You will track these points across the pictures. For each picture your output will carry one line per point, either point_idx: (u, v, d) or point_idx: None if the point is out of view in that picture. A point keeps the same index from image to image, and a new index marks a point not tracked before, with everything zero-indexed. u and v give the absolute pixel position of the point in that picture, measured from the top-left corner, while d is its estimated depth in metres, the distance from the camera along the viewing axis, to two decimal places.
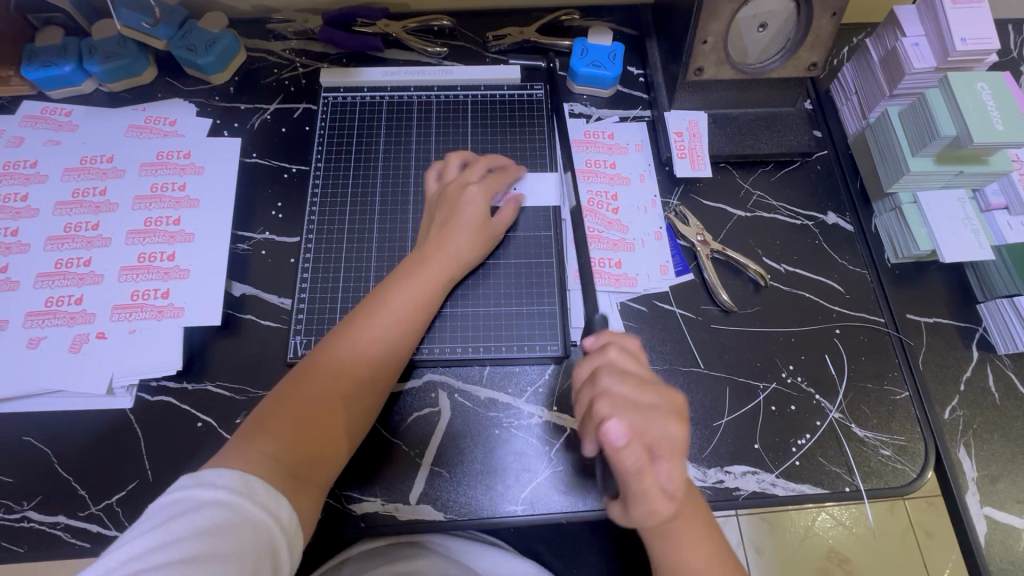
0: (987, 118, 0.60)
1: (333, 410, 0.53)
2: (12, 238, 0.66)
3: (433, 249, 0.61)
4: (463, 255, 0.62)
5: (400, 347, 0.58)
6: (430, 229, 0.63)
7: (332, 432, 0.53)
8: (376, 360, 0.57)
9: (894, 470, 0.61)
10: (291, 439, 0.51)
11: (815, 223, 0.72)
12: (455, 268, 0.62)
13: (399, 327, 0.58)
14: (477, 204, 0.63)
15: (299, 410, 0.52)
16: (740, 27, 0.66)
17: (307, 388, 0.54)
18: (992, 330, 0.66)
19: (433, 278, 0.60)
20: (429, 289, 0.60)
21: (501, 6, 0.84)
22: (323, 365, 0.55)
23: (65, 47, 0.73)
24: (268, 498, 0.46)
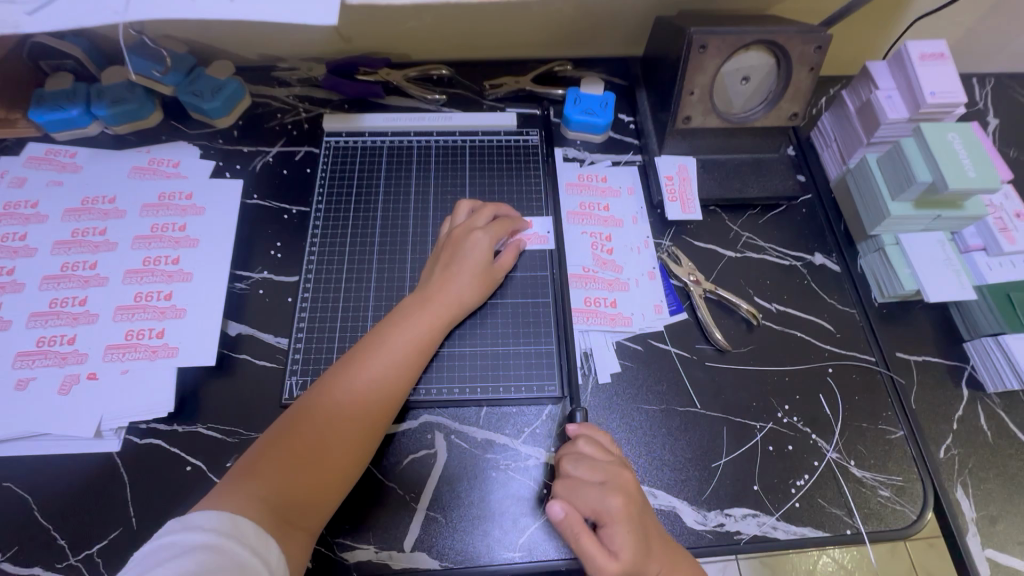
0: (960, 166, 0.63)
1: (327, 452, 0.53)
2: (8, 277, 0.65)
3: (436, 292, 0.62)
4: (462, 299, 0.63)
5: (398, 388, 0.58)
6: (433, 271, 0.64)
7: (327, 474, 0.53)
8: (376, 401, 0.56)
9: (894, 512, 0.60)
10: (282, 480, 0.50)
11: (803, 263, 0.74)
12: (454, 309, 0.63)
13: (399, 367, 0.58)
14: (482, 249, 0.65)
15: (292, 453, 0.52)
16: (725, 80, 0.70)
17: (302, 429, 0.53)
18: (979, 369, 0.67)
19: (433, 319, 0.61)
20: (427, 330, 0.60)
21: (498, 58, 0.88)
22: (321, 405, 0.55)
23: (74, 92, 0.76)
24: (258, 540, 0.45)
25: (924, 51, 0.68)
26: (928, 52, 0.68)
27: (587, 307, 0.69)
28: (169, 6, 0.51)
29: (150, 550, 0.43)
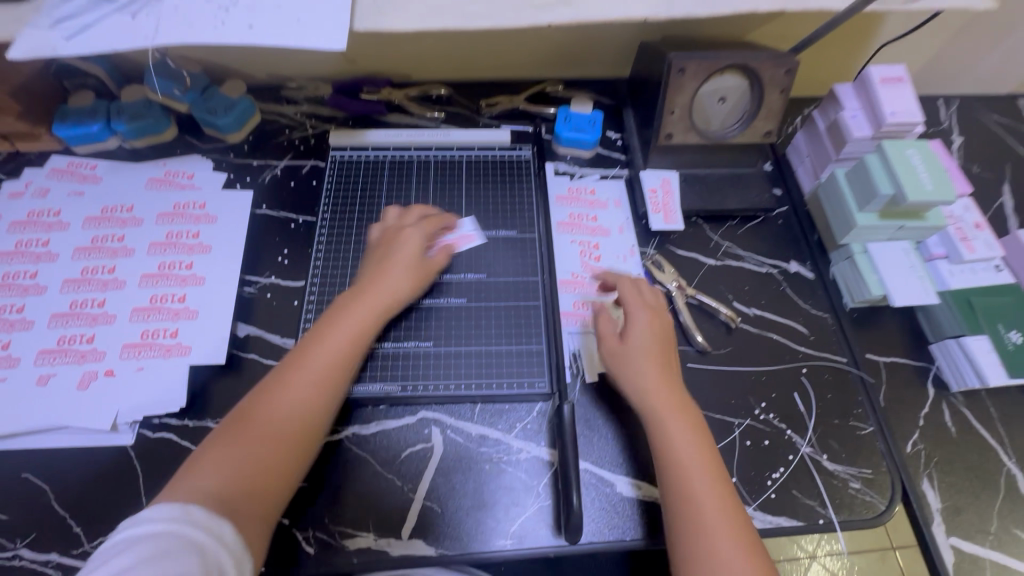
0: (917, 180, 0.68)
1: (271, 444, 0.54)
2: (31, 280, 0.70)
3: (369, 285, 0.65)
4: (397, 291, 0.66)
5: (341, 378, 0.60)
6: (368, 268, 0.68)
7: (274, 464, 0.54)
8: (318, 392, 0.58)
9: (864, 502, 0.64)
10: (230, 474, 0.51)
11: (779, 270, 0.79)
12: (391, 302, 0.65)
13: (340, 359, 0.60)
14: (415, 242, 0.69)
15: (235, 448, 0.53)
16: (703, 100, 0.76)
17: (245, 425, 0.54)
18: (944, 369, 0.72)
19: (368, 312, 0.63)
20: (362, 321, 0.63)
21: (493, 78, 0.94)
22: (262, 400, 0.56)
23: (95, 109, 0.81)
24: (209, 522, 0.47)
25: (885, 75, 0.74)
26: (889, 75, 0.74)
27: (575, 310, 0.73)
28: (193, 33, 0.57)
29: (109, 545, 0.45)
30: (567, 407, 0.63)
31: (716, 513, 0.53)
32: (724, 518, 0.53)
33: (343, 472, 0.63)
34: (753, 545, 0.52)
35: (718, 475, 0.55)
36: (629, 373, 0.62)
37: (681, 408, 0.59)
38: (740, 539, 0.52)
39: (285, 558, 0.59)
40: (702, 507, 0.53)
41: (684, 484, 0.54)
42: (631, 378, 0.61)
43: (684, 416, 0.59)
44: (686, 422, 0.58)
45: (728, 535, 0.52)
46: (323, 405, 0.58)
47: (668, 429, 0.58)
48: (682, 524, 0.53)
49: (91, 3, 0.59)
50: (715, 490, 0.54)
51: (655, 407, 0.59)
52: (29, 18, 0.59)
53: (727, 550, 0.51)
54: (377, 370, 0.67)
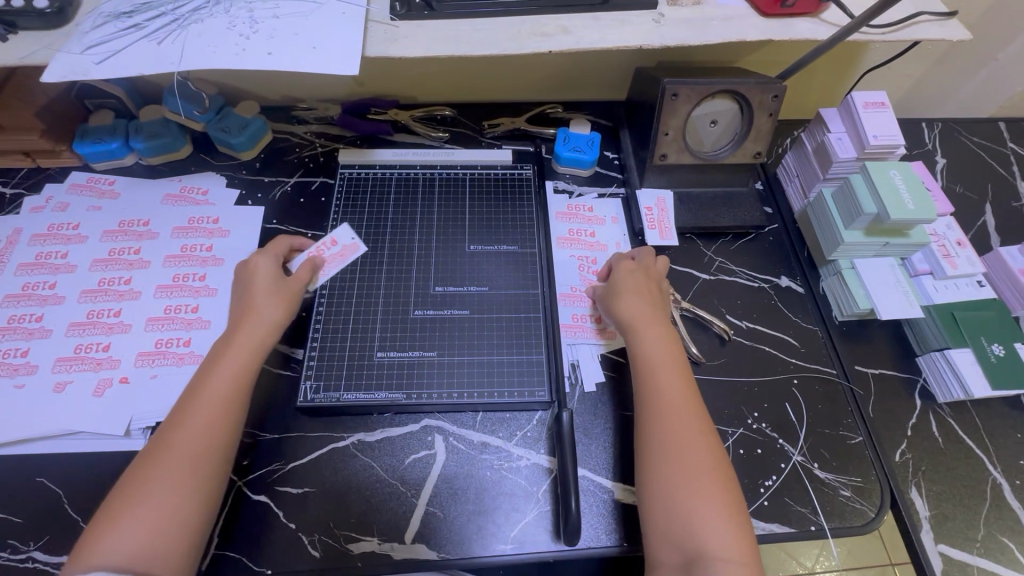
0: (899, 199, 0.72)
1: (171, 494, 0.53)
2: (50, 290, 0.73)
3: (239, 321, 0.64)
4: (268, 318, 0.65)
5: (231, 413, 0.58)
6: (236, 304, 0.67)
7: (182, 509, 0.52)
8: (210, 431, 0.56)
9: (854, 510, 0.66)
10: (135, 528, 0.50)
11: (771, 285, 0.82)
12: (262, 325, 0.65)
13: (226, 393, 0.59)
14: (269, 268, 0.69)
15: (132, 506, 0.51)
16: (696, 123, 0.79)
17: (140, 479, 0.53)
18: (930, 381, 0.74)
19: (241, 346, 0.62)
20: (239, 355, 0.61)
21: (496, 101, 0.98)
22: (156, 450, 0.55)
23: (115, 128, 0.84)
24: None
25: (868, 100, 0.78)
26: (871, 100, 0.78)
27: (574, 322, 0.76)
28: (215, 58, 0.61)
29: None
30: (567, 414, 0.65)
31: (679, 406, 0.59)
32: (686, 409, 0.59)
33: (348, 477, 0.65)
34: (709, 435, 0.58)
35: (684, 377, 0.62)
36: (614, 293, 0.70)
37: (657, 319, 0.67)
38: (697, 426, 0.58)
39: (290, 562, 0.61)
40: (669, 399, 0.60)
41: (653, 379, 0.62)
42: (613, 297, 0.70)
43: (659, 326, 0.66)
44: (661, 330, 0.66)
45: (688, 422, 0.58)
46: (219, 445, 0.56)
47: (643, 337, 0.65)
48: (648, 408, 0.60)
49: (120, 30, 0.63)
50: (681, 392, 0.60)
51: (634, 316, 0.67)
52: (61, 43, 0.63)
53: (686, 435, 0.57)
54: (380, 379, 0.69)
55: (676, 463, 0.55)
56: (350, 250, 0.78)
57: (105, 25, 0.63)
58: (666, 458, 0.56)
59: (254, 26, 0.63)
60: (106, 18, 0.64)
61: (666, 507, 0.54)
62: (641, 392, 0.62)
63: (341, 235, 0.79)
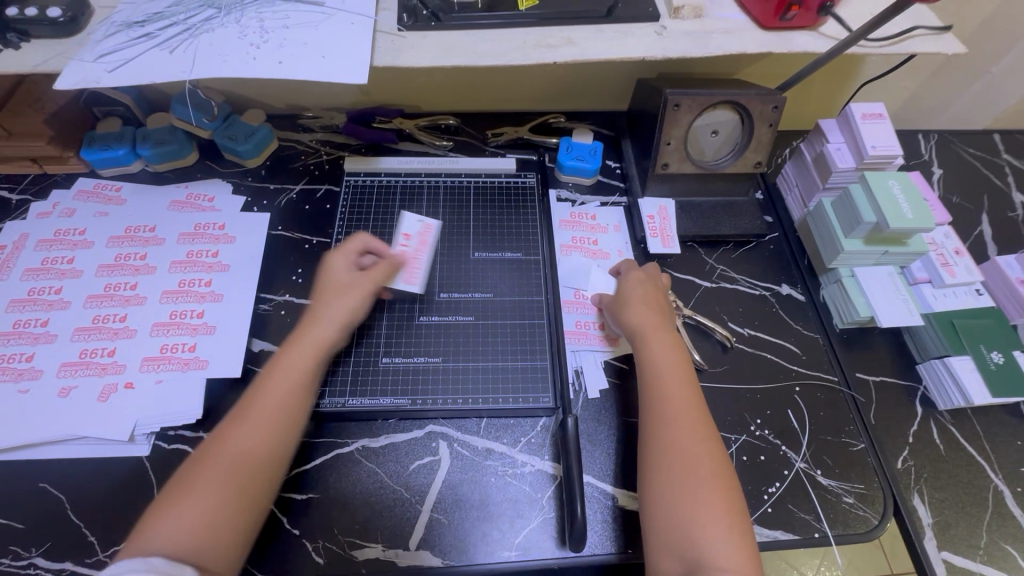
0: (898, 208, 0.73)
1: (226, 489, 0.52)
2: (55, 296, 0.73)
3: (312, 319, 0.64)
4: (339, 317, 0.65)
5: (293, 416, 0.58)
6: (316, 302, 0.66)
7: (233, 510, 0.51)
8: (269, 434, 0.55)
9: (857, 517, 0.66)
10: (186, 524, 0.49)
11: (772, 293, 0.82)
12: (329, 329, 0.64)
13: (290, 396, 0.58)
14: (346, 269, 0.69)
15: (186, 497, 0.51)
16: (697, 132, 0.81)
17: (197, 471, 0.52)
18: (930, 389, 0.75)
19: (309, 343, 0.62)
20: (306, 354, 0.61)
21: (499, 110, 1.00)
22: (218, 442, 0.54)
23: (122, 135, 0.85)
24: (172, 567, 0.45)
25: (866, 111, 0.79)
26: (869, 112, 0.79)
27: (578, 329, 0.76)
28: (226, 67, 0.61)
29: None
30: (571, 421, 0.65)
31: (682, 414, 0.59)
32: (690, 418, 0.58)
33: (352, 483, 0.65)
34: (712, 446, 0.57)
35: (689, 385, 0.62)
36: (621, 302, 0.71)
37: (663, 327, 0.67)
38: (699, 436, 0.57)
39: (294, 568, 0.60)
40: (671, 407, 0.59)
41: (658, 387, 0.61)
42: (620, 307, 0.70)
43: (665, 334, 0.66)
44: (667, 338, 0.65)
45: (691, 426, 0.58)
46: (280, 443, 0.56)
47: (648, 345, 0.65)
48: (651, 416, 0.60)
49: (132, 39, 0.64)
50: (685, 400, 0.60)
51: (641, 324, 0.67)
52: (74, 52, 0.64)
53: (688, 442, 0.57)
54: (385, 385, 0.70)
55: (676, 470, 0.55)
56: (427, 233, 0.78)
57: (117, 34, 0.64)
58: (667, 465, 0.56)
59: (264, 36, 0.64)
60: (118, 27, 0.65)
61: (665, 515, 0.53)
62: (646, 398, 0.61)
63: (409, 226, 0.79)
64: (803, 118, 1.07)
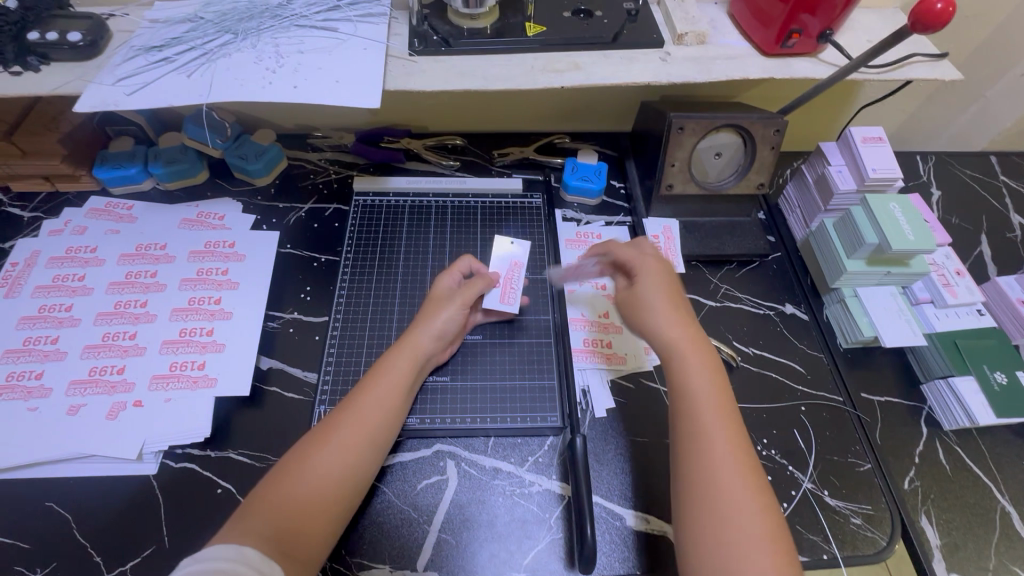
0: (899, 229, 0.74)
1: (325, 491, 0.55)
2: (66, 313, 0.73)
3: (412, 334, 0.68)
4: (433, 336, 0.69)
5: (391, 422, 0.62)
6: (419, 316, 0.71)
7: (326, 509, 0.55)
8: (367, 438, 0.60)
9: (866, 538, 0.66)
10: (283, 518, 0.52)
11: (776, 312, 0.83)
12: (423, 344, 0.68)
13: (390, 405, 0.63)
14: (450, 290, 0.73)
15: (288, 492, 0.53)
16: (701, 155, 0.82)
17: (298, 468, 0.55)
18: (935, 409, 0.75)
19: (405, 359, 0.66)
20: (404, 371, 0.65)
21: (505, 131, 1.01)
22: (319, 444, 0.57)
23: (134, 154, 0.86)
24: (264, 563, 0.47)
25: (866, 135, 0.81)
26: (869, 135, 0.81)
27: (585, 347, 0.77)
28: (242, 90, 0.63)
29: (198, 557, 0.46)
30: (580, 440, 0.65)
31: (724, 446, 0.56)
32: (733, 450, 0.56)
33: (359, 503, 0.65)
34: (758, 478, 0.54)
35: (727, 411, 0.59)
36: (643, 317, 0.66)
37: (698, 346, 0.63)
38: (744, 470, 0.54)
39: None
40: (710, 438, 0.56)
41: (698, 415, 0.58)
42: (645, 321, 0.66)
43: (701, 352, 0.62)
44: (702, 357, 0.62)
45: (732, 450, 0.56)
46: (373, 456, 0.60)
47: (687, 360, 0.61)
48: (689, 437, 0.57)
49: (151, 63, 0.65)
50: (725, 430, 0.57)
51: (673, 343, 0.63)
52: (93, 75, 0.65)
53: (727, 465, 0.55)
54: None
55: (720, 511, 0.52)
56: (519, 256, 0.81)
57: (135, 58, 0.66)
58: (708, 505, 0.53)
59: (280, 60, 0.66)
60: (137, 51, 0.66)
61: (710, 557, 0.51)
62: (685, 430, 0.58)
63: (501, 250, 0.81)
64: (803, 140, 1.09)
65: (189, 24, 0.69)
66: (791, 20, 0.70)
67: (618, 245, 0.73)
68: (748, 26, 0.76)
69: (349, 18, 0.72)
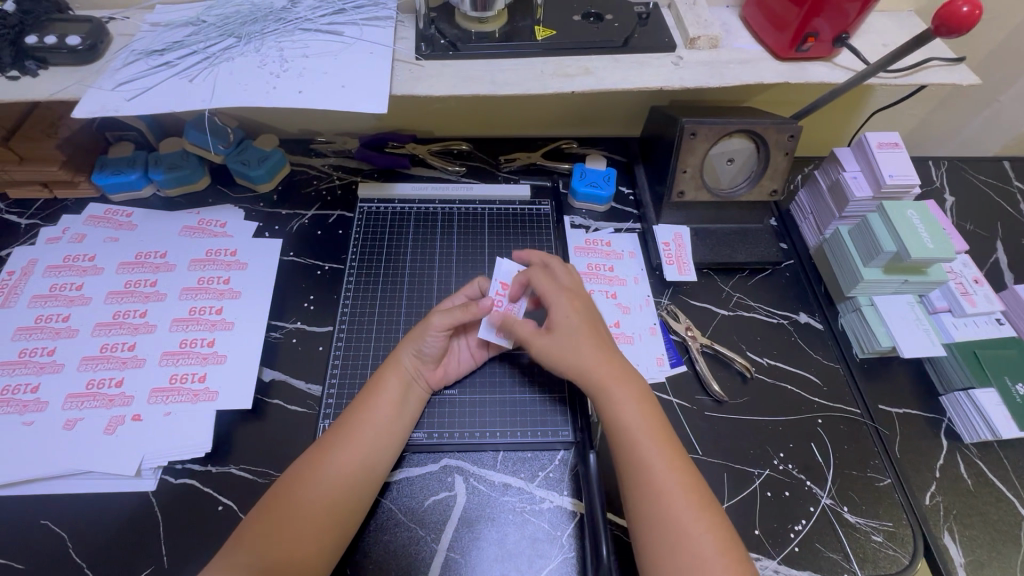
0: (919, 237, 0.72)
1: (314, 515, 0.56)
2: (63, 323, 0.72)
3: (398, 353, 0.68)
4: (423, 352, 0.68)
5: (385, 444, 0.63)
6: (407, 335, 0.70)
7: (315, 533, 0.56)
8: (357, 462, 0.60)
9: (887, 557, 0.64)
10: (264, 550, 0.54)
11: (790, 321, 0.81)
12: (410, 363, 0.68)
13: (378, 432, 0.63)
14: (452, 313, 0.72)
15: (270, 523, 0.56)
16: (713, 161, 0.81)
17: (277, 500, 0.57)
18: (955, 421, 0.73)
19: (392, 380, 0.66)
20: (393, 393, 0.65)
21: (512, 136, 1.00)
22: (302, 473, 0.59)
23: (134, 160, 0.85)
24: None
25: (881, 140, 0.79)
26: (885, 140, 0.79)
27: None
28: (245, 95, 0.61)
29: None
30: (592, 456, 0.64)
31: (671, 479, 0.56)
32: (679, 483, 0.56)
33: (365, 519, 0.63)
34: (707, 505, 0.55)
35: (666, 441, 0.59)
36: (565, 358, 0.64)
37: (624, 377, 0.62)
38: (695, 500, 0.55)
39: None
40: (656, 474, 0.56)
41: (638, 452, 0.58)
42: (566, 360, 0.64)
43: (628, 384, 0.62)
44: (629, 389, 0.62)
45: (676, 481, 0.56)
46: (365, 477, 0.60)
47: (614, 397, 0.61)
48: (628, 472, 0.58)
49: (152, 68, 0.63)
50: (667, 462, 0.57)
51: (599, 379, 0.62)
52: (92, 80, 0.63)
53: (672, 496, 0.55)
54: None
55: (676, 548, 0.53)
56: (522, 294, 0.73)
57: (136, 62, 0.64)
58: (664, 542, 0.53)
59: (284, 65, 0.64)
60: (138, 55, 0.65)
61: None
62: (627, 466, 0.58)
63: (504, 272, 0.74)
64: (814, 144, 1.08)
65: (192, 28, 0.67)
66: (807, 24, 0.68)
67: (536, 275, 0.70)
68: (762, 30, 0.74)
69: (355, 22, 0.70)
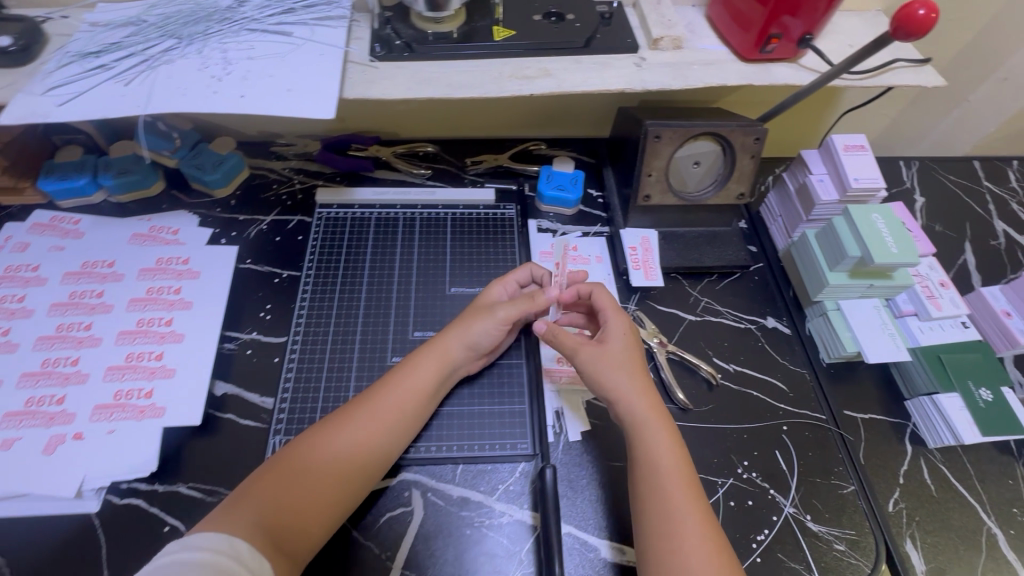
0: (882, 242, 0.71)
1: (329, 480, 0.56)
2: (2, 337, 0.69)
3: (449, 335, 0.68)
4: (471, 339, 0.68)
5: (411, 423, 0.63)
6: (459, 319, 0.69)
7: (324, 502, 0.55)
8: (379, 434, 0.60)
9: (849, 566, 0.63)
10: (275, 502, 0.53)
11: (757, 325, 0.80)
12: (456, 350, 0.67)
13: (409, 412, 0.63)
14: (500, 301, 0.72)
15: (286, 477, 0.55)
16: (679, 164, 0.79)
17: (295, 458, 0.56)
18: (920, 427, 0.73)
19: (434, 359, 0.66)
20: (431, 373, 0.65)
21: (479, 138, 0.98)
22: (328, 433, 0.58)
23: (82, 164, 0.81)
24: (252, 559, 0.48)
25: (848, 143, 0.78)
26: (851, 143, 0.78)
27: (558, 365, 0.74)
28: (186, 101, 0.58)
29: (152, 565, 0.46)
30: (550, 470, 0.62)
31: (697, 533, 0.53)
32: (703, 535, 0.54)
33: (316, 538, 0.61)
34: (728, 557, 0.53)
35: (697, 493, 0.57)
36: (605, 375, 0.63)
37: (660, 417, 0.61)
38: (716, 554, 0.53)
39: None
40: (682, 524, 0.54)
41: (665, 498, 0.56)
42: (606, 383, 0.63)
43: (664, 428, 0.61)
44: (666, 428, 0.61)
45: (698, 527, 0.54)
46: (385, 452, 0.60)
47: (650, 435, 0.60)
48: (654, 520, 0.55)
49: (87, 71, 0.61)
50: (695, 510, 0.55)
51: (637, 415, 0.61)
52: (23, 83, 0.60)
53: (696, 546, 0.53)
54: None
55: None
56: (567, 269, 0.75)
57: (71, 65, 0.61)
58: None
59: (227, 68, 0.62)
60: (72, 58, 0.62)
61: None
62: (652, 514, 0.56)
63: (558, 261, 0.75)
64: (786, 144, 1.07)
65: (130, 28, 0.64)
66: (770, 25, 0.67)
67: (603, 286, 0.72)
68: (727, 30, 0.73)
69: (305, 22, 0.67)
